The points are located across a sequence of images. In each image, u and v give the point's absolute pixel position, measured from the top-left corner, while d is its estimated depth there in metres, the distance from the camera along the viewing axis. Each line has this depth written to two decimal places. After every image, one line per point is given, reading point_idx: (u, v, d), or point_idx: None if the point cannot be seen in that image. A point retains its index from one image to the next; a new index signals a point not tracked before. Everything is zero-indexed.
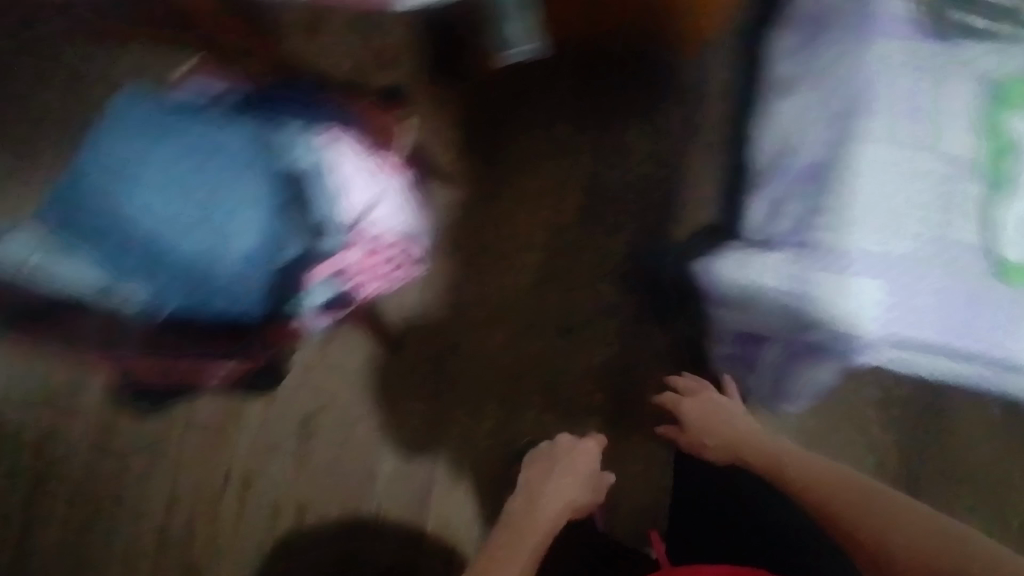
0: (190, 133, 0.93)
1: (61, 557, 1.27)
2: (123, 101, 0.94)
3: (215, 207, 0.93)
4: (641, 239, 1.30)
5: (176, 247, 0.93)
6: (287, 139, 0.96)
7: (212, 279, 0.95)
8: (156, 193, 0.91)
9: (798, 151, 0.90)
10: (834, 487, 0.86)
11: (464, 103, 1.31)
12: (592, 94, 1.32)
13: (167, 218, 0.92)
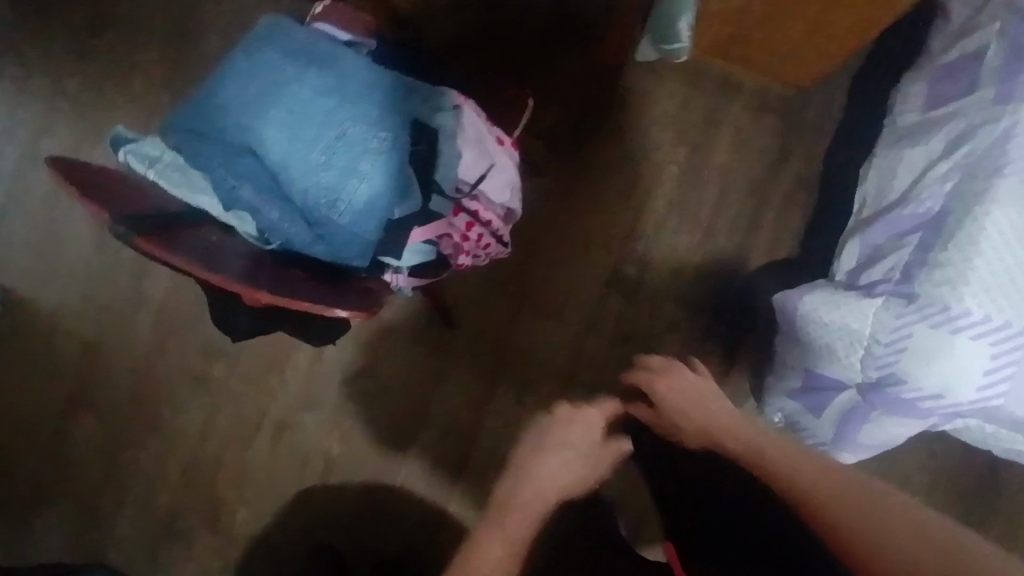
0: (346, 59, 0.75)
1: (94, 464, 1.34)
2: (293, 35, 0.75)
3: (346, 141, 0.73)
4: (715, 266, 1.26)
5: (327, 192, 0.72)
6: (445, 98, 0.78)
7: (332, 233, 0.71)
8: (328, 132, 0.73)
9: (915, 202, 0.88)
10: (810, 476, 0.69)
11: (574, 107, 1.28)
12: (691, 113, 1.28)
13: (323, 154, 0.72)
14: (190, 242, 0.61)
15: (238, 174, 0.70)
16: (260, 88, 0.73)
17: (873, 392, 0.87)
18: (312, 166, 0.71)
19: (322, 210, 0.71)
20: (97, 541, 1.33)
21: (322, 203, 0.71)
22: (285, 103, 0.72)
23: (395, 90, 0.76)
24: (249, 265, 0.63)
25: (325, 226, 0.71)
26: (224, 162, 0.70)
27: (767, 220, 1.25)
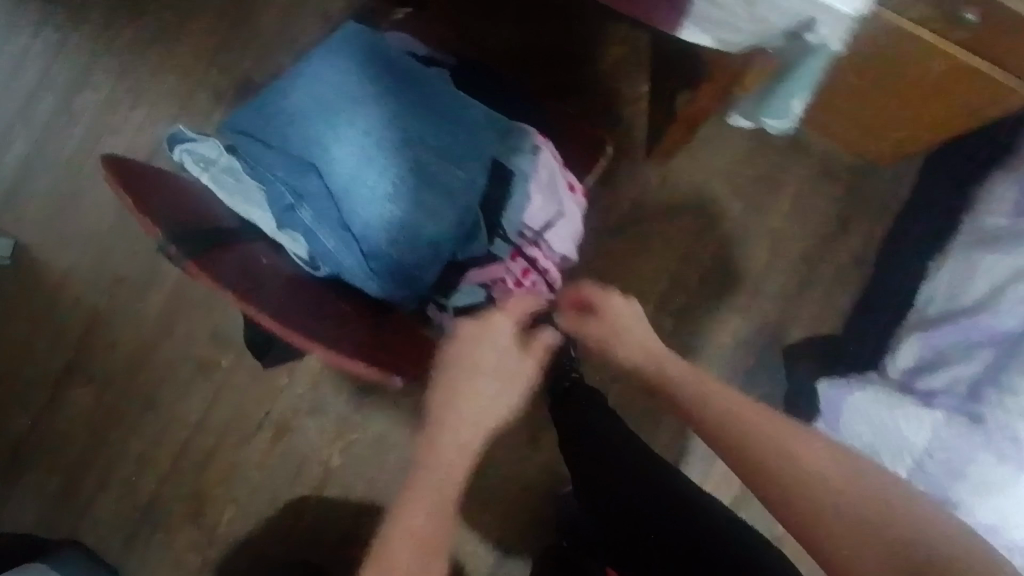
0: (430, 86, 0.71)
1: (82, 437, 1.30)
2: (376, 47, 0.70)
3: (416, 172, 0.68)
4: (755, 331, 1.21)
5: (389, 222, 0.66)
6: (524, 142, 0.73)
7: (387, 269, 0.66)
8: (399, 159, 0.67)
9: (998, 313, 0.83)
10: (788, 451, 0.69)
11: (631, 146, 1.22)
12: (754, 168, 1.21)
13: (391, 181, 0.67)
14: (249, 275, 0.56)
15: (298, 191, 0.65)
16: (335, 101, 0.67)
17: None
18: (378, 192, 0.66)
19: (381, 241, 0.66)
20: (74, 518, 1.28)
21: (381, 233, 0.66)
22: (358, 120, 0.67)
23: (475, 124, 0.71)
24: (307, 306, 0.58)
25: (381, 260, 0.66)
26: (284, 174, 0.65)
27: (815, 294, 1.20)
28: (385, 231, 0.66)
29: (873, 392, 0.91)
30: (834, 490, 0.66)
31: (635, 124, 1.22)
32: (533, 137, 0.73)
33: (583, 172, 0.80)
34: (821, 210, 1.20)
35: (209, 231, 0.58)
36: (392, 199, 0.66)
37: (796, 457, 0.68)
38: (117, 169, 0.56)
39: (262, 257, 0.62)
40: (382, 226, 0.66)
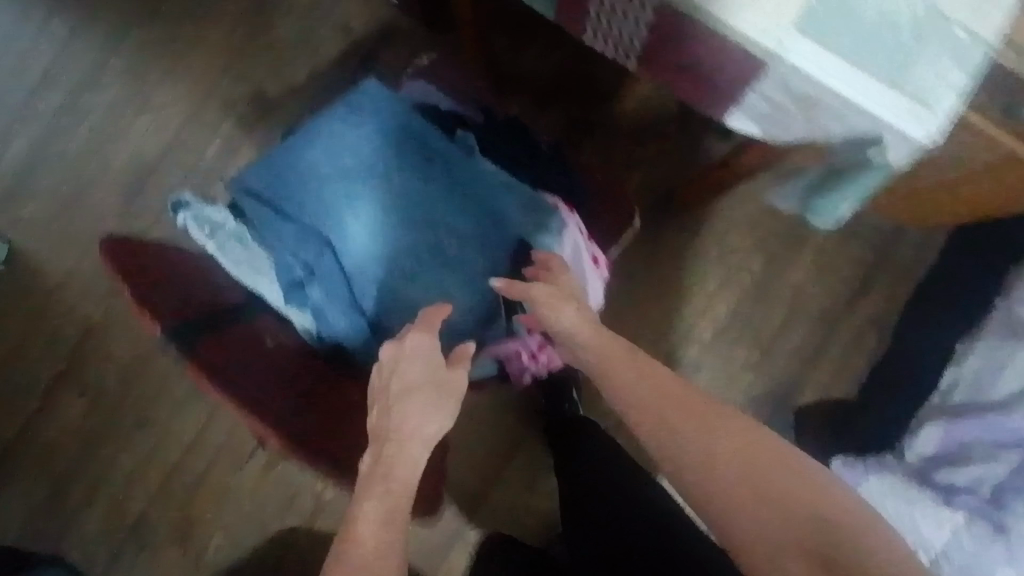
0: (457, 160, 0.69)
1: (69, 451, 1.25)
2: (399, 117, 0.69)
3: (433, 252, 0.68)
4: (770, 393, 1.15)
5: (401, 302, 0.67)
6: (551, 219, 0.69)
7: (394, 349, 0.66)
8: (419, 239, 0.67)
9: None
10: (709, 444, 0.56)
11: (655, 190, 1.16)
12: (781, 222, 1.16)
13: (407, 261, 0.67)
14: (255, 365, 0.53)
15: (310, 266, 0.64)
16: (357, 174, 0.67)
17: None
18: (393, 271, 0.67)
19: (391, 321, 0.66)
20: (56, 534, 1.23)
21: (391, 312, 0.66)
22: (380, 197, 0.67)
23: (500, 200, 0.69)
24: (310, 397, 0.55)
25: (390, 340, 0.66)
26: (298, 249, 0.64)
27: (831, 355, 1.15)
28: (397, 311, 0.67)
29: (889, 478, 0.89)
30: (764, 490, 0.53)
31: (659, 167, 1.16)
32: (561, 211, 0.70)
33: (609, 243, 0.75)
34: (845, 270, 1.15)
35: (216, 313, 0.55)
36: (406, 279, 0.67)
37: (718, 453, 0.56)
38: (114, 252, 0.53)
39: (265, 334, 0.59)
40: (394, 306, 0.66)
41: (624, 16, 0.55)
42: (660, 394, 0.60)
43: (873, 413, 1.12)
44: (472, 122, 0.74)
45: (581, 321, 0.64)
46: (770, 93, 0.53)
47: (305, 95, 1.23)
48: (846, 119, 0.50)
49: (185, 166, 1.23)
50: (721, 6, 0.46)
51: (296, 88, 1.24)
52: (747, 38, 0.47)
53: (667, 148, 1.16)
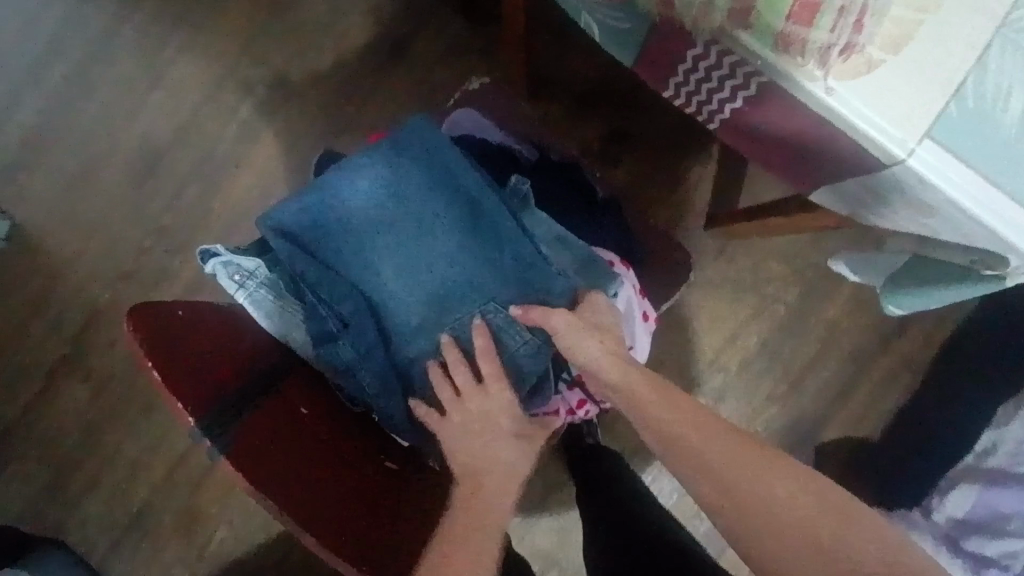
0: (500, 214, 0.64)
1: (67, 438, 1.17)
2: (442, 161, 0.65)
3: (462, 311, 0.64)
4: (796, 429, 1.11)
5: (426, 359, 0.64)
6: (608, 283, 0.64)
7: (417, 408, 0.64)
8: (451, 294, 0.64)
9: None
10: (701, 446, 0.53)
11: (695, 211, 1.10)
12: (821, 255, 1.11)
13: (435, 318, 0.64)
14: (291, 449, 0.51)
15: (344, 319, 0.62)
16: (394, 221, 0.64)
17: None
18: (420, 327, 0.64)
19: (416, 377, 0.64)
20: (58, 518, 1.16)
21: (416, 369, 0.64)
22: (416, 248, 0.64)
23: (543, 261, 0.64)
24: (344, 489, 0.53)
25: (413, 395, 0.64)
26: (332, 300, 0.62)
27: (859, 395, 1.11)
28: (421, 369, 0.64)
29: (920, 539, 0.88)
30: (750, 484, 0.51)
31: (702, 186, 1.10)
32: (618, 273, 0.65)
33: (660, 299, 0.71)
34: (882, 309, 1.11)
35: (250, 392, 0.53)
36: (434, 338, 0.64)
37: (708, 453, 0.53)
38: (154, 313, 0.50)
39: (299, 410, 0.56)
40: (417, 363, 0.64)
41: (716, 84, 0.50)
42: (681, 402, 0.56)
43: (892, 458, 1.09)
44: (524, 160, 0.71)
45: (608, 359, 0.58)
46: (874, 186, 0.48)
47: (329, 82, 1.16)
48: (962, 229, 0.45)
49: (200, 150, 1.16)
50: (839, 99, 0.42)
51: (320, 74, 1.16)
52: (866, 136, 0.43)
53: (709, 167, 1.10)
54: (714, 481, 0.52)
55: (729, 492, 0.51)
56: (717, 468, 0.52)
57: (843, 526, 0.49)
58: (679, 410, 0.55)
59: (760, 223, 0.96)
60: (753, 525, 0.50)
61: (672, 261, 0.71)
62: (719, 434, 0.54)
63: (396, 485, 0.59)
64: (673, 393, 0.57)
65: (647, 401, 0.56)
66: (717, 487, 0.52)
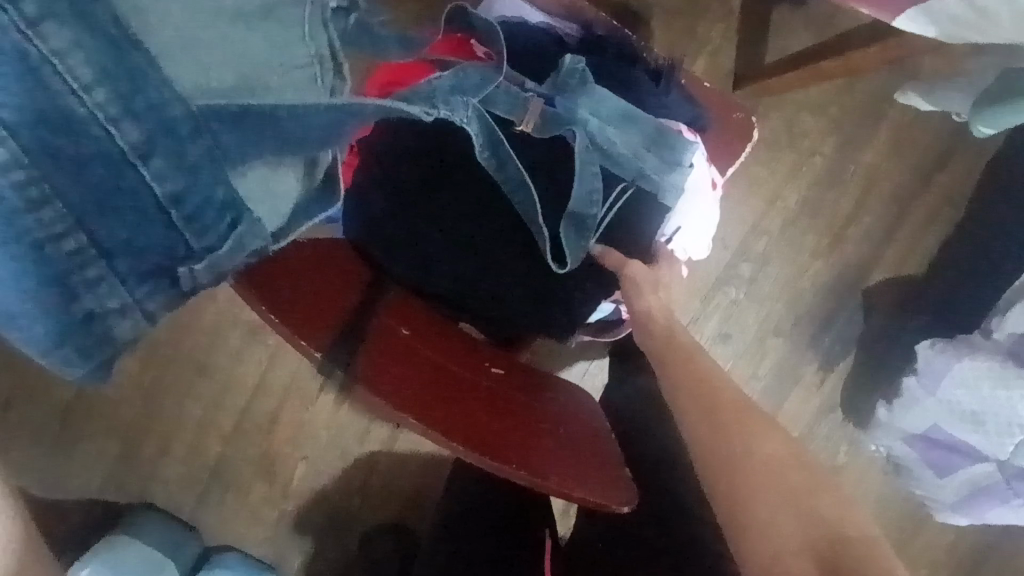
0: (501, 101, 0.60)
1: (130, 407, 1.14)
2: None
3: (202, 120, 0.38)
4: (843, 276, 1.12)
5: (219, 200, 0.40)
6: (684, 154, 0.65)
7: (234, 259, 0.43)
8: (96, 115, 0.35)
9: None
10: (705, 376, 0.63)
11: (724, 69, 1.05)
12: (853, 99, 1.09)
13: (80, 167, 0.36)
14: (405, 364, 0.49)
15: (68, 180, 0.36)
16: None
17: (1018, 478, 0.91)
18: (23, 227, 0.35)
19: (243, 214, 0.41)
20: (140, 483, 1.15)
21: (197, 219, 0.39)
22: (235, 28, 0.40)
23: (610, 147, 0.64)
24: (463, 399, 0.51)
25: (217, 253, 0.41)
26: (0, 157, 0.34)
27: (903, 235, 1.11)
28: (212, 215, 0.40)
29: (982, 360, 0.91)
30: (724, 418, 0.59)
31: (729, 43, 1.04)
32: (691, 140, 0.66)
33: (725, 166, 0.75)
34: (920, 145, 1.10)
35: (359, 310, 0.51)
36: (180, 167, 0.38)
37: (710, 382, 0.63)
38: None
39: (399, 332, 0.53)
40: (277, 206, 0.44)
41: None
42: (699, 381, 0.62)
43: (937, 288, 1.12)
44: (569, 40, 0.68)
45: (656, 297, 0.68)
46: None
47: None
48: None
49: None
50: None
51: None
52: None
53: (732, 27, 1.04)
54: (707, 423, 0.59)
55: (713, 429, 0.58)
56: (720, 410, 0.60)
57: (793, 478, 0.55)
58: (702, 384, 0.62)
59: (798, 67, 0.92)
60: (724, 465, 0.56)
61: (734, 125, 0.74)
62: (720, 389, 0.62)
63: (508, 386, 0.58)
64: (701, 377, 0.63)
65: (672, 344, 0.66)
66: (705, 420, 0.59)
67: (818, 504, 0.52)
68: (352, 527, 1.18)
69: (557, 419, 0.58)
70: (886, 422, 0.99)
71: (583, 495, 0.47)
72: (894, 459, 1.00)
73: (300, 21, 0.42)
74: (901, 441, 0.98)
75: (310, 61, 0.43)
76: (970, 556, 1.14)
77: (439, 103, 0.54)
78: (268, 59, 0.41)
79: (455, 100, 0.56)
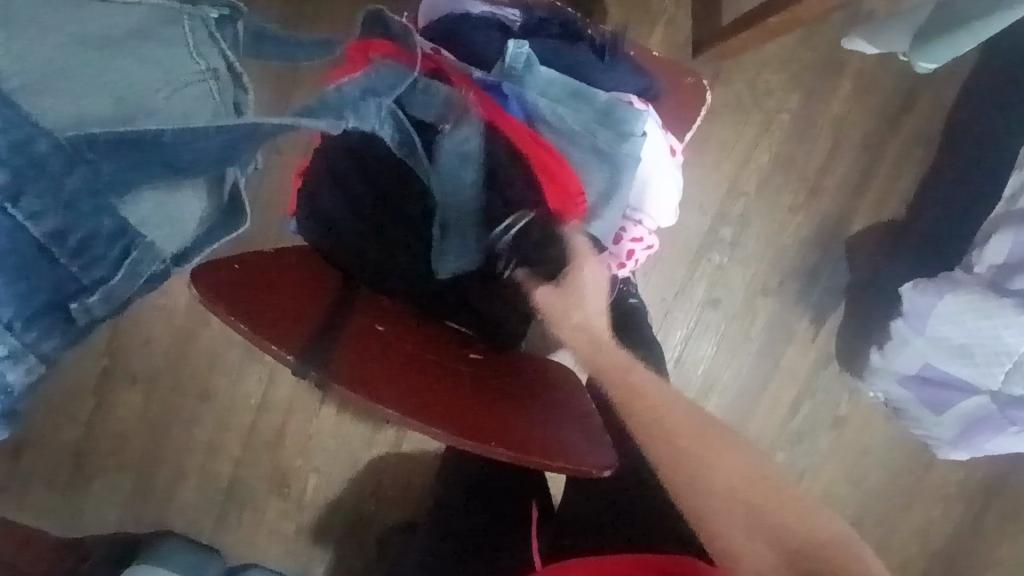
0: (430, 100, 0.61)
1: (139, 439, 1.15)
2: None
3: (79, 155, 0.40)
4: (824, 228, 1.12)
5: (107, 231, 0.43)
6: (633, 124, 0.67)
7: (131, 286, 0.46)
8: None
9: None
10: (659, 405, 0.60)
11: (681, 36, 1.06)
12: (812, 52, 1.09)
13: None
14: (381, 359, 0.51)
15: None
16: None
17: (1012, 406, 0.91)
18: None
19: (135, 240, 0.44)
20: (158, 512, 1.17)
21: (89, 253, 0.43)
22: (123, 59, 0.46)
23: (559, 125, 0.67)
24: (443, 387, 0.52)
25: (111, 282, 0.44)
26: None
27: (878, 179, 1.12)
28: (103, 245, 0.43)
29: (964, 295, 0.92)
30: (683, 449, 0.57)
31: (682, 10, 1.05)
32: (641, 110, 0.68)
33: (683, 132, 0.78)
34: (886, 89, 1.10)
35: (332, 313, 0.52)
36: (58, 203, 0.40)
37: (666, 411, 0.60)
38: None
39: (376, 330, 0.55)
40: (174, 228, 0.47)
41: None
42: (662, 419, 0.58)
43: (919, 229, 1.12)
44: (513, 26, 0.69)
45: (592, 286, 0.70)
46: None
47: (267, 11, 1.03)
48: None
49: None
50: None
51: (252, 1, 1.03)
52: None
53: None
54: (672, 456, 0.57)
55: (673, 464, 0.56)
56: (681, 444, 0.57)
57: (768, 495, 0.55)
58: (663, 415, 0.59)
59: (749, 25, 0.92)
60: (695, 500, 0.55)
61: (686, 90, 0.76)
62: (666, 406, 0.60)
63: (489, 372, 0.59)
64: (654, 411, 0.59)
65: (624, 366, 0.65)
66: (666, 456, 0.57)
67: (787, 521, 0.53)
68: (369, 532, 1.19)
69: (540, 398, 0.58)
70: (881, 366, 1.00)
71: (564, 464, 0.48)
72: (893, 404, 1.01)
73: (183, 42, 0.49)
74: (896, 383, 1.00)
75: (202, 77, 0.48)
76: (980, 489, 1.15)
77: (348, 112, 0.50)
78: (158, 85, 0.47)
79: (366, 107, 0.52)
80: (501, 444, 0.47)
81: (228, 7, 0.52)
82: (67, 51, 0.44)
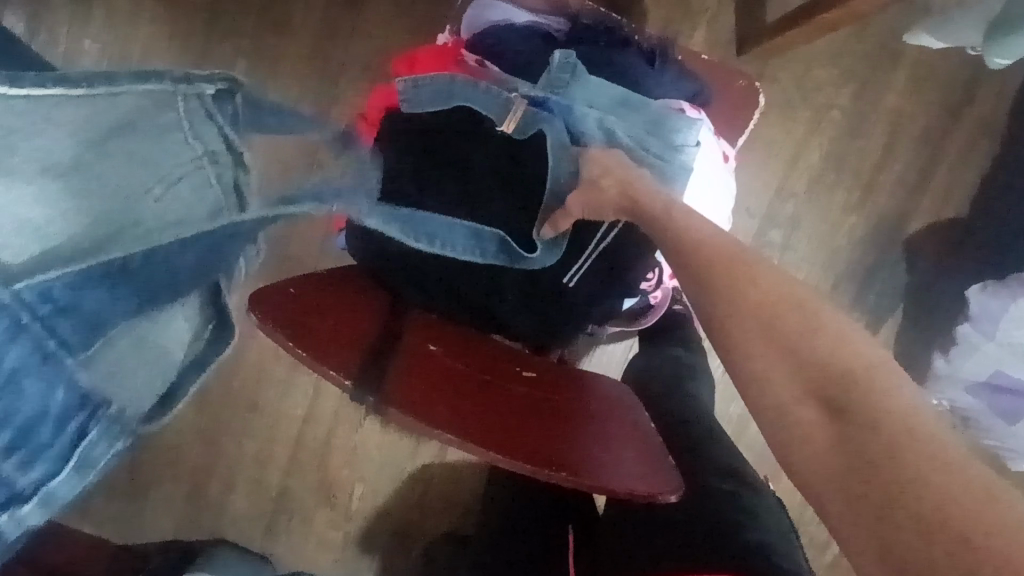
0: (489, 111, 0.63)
1: (192, 451, 1.18)
2: None
3: (35, 310, 0.40)
4: (880, 226, 1.07)
5: (66, 402, 0.42)
6: (689, 133, 0.65)
7: (78, 482, 0.44)
8: None
9: None
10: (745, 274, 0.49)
11: (724, 35, 1.03)
12: (864, 44, 1.05)
13: None
14: (435, 381, 0.50)
15: None
16: None
17: None
18: None
19: (98, 410, 0.44)
20: (212, 521, 1.19)
21: (33, 448, 0.41)
22: (113, 165, 0.45)
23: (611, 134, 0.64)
24: (497, 411, 0.50)
25: (52, 481, 0.42)
26: None
27: (939, 175, 1.06)
28: (56, 426, 0.42)
29: None
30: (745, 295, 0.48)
31: (725, 8, 1.03)
32: (694, 119, 0.66)
33: (733, 136, 0.76)
34: (944, 79, 1.05)
35: (383, 335, 0.52)
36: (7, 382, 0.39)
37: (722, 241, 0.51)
38: None
39: (428, 350, 0.54)
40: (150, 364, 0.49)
41: None
42: (747, 297, 0.48)
43: (983, 226, 1.06)
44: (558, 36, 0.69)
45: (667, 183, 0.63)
46: None
47: (309, 28, 1.04)
48: None
49: None
50: None
51: (296, 20, 1.04)
52: None
53: None
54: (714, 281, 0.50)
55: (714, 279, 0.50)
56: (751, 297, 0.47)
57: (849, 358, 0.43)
58: (750, 310, 0.47)
59: (796, 21, 0.89)
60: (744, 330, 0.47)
61: (736, 91, 0.74)
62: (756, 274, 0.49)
63: (540, 389, 0.57)
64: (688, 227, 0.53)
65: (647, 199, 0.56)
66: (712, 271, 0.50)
67: (896, 463, 0.39)
68: (415, 542, 1.19)
69: (591, 416, 0.57)
70: (947, 373, 0.95)
71: (627, 490, 0.46)
72: (960, 413, 0.95)
73: (179, 124, 0.47)
74: (964, 392, 0.94)
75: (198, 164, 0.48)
76: None
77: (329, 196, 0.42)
78: (147, 190, 0.46)
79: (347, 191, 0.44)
80: (560, 468, 0.46)
81: (227, 81, 0.48)
82: (67, 162, 0.43)
